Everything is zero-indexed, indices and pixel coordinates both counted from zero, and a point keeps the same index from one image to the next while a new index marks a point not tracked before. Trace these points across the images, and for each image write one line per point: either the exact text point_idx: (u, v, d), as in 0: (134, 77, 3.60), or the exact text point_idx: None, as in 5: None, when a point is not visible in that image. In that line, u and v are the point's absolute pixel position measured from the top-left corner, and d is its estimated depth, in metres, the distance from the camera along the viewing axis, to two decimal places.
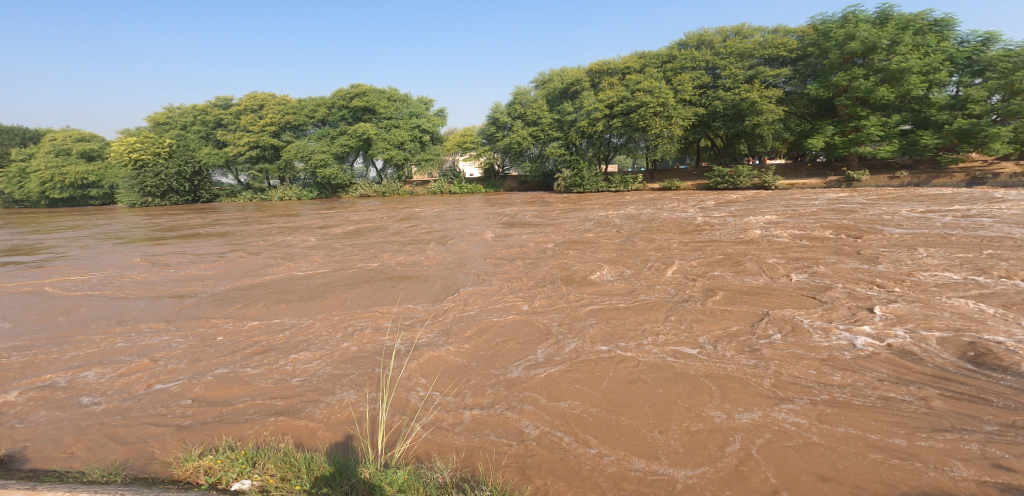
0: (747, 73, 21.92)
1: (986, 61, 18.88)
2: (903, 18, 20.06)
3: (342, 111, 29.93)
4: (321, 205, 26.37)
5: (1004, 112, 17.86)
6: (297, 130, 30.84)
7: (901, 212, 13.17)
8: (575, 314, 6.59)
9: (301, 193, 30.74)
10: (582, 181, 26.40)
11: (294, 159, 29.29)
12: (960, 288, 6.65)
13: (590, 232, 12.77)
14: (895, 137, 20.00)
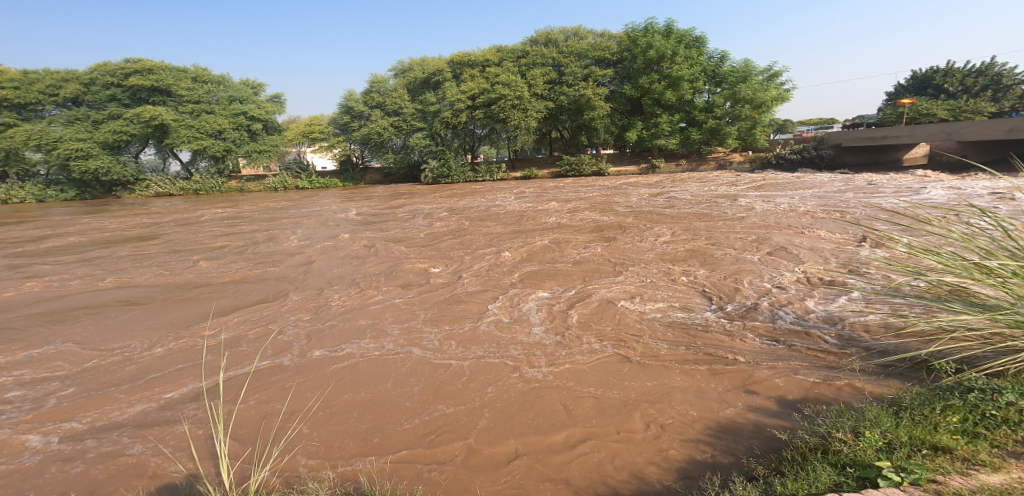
0: (583, 72, 23.06)
1: (721, 74, 22.75)
2: (679, 33, 22.91)
3: (110, 89, 22.02)
4: (67, 207, 19.75)
5: (733, 116, 22.26)
6: (24, 110, 21.70)
7: (699, 188, 15.41)
8: (408, 304, 5.97)
9: (43, 193, 21.94)
10: (449, 172, 24.23)
11: (21, 148, 20.69)
12: (733, 239, 8.00)
13: (446, 220, 12.20)
14: (677, 133, 23.26)
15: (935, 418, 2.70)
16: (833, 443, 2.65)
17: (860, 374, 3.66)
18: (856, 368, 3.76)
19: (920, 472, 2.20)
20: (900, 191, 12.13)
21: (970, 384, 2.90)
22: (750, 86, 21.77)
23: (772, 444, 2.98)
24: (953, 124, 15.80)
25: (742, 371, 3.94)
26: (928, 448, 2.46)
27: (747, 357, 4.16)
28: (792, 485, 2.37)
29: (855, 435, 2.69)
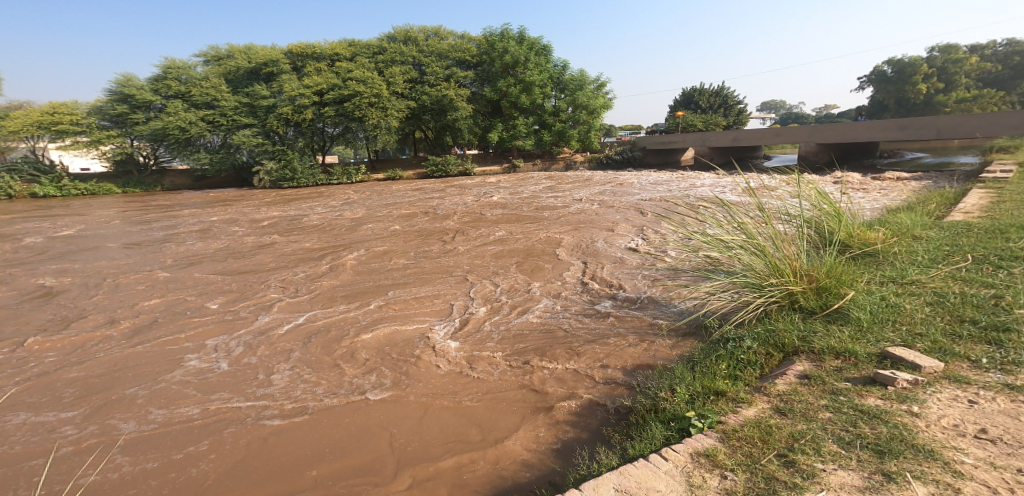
0: (445, 72, 23.02)
1: (565, 82, 24.65)
2: (532, 41, 24.18)
3: None
4: None
5: (574, 119, 24.45)
6: None
7: (548, 186, 16.60)
8: (250, 329, 5.18)
9: None
10: (293, 174, 21.68)
11: None
12: (590, 231, 8.83)
13: (308, 228, 11.21)
14: (531, 135, 24.63)
15: (712, 366, 3.46)
16: (660, 402, 3.18)
17: (674, 336, 4.39)
18: (667, 329, 4.54)
19: (715, 417, 2.85)
20: (704, 186, 14.71)
21: (726, 335, 3.80)
22: (587, 94, 24.27)
23: (619, 410, 3.43)
24: (704, 134, 20.94)
25: (593, 348, 4.35)
26: (714, 394, 3.17)
27: (597, 336, 4.61)
28: (640, 446, 2.79)
29: (671, 392, 3.29)
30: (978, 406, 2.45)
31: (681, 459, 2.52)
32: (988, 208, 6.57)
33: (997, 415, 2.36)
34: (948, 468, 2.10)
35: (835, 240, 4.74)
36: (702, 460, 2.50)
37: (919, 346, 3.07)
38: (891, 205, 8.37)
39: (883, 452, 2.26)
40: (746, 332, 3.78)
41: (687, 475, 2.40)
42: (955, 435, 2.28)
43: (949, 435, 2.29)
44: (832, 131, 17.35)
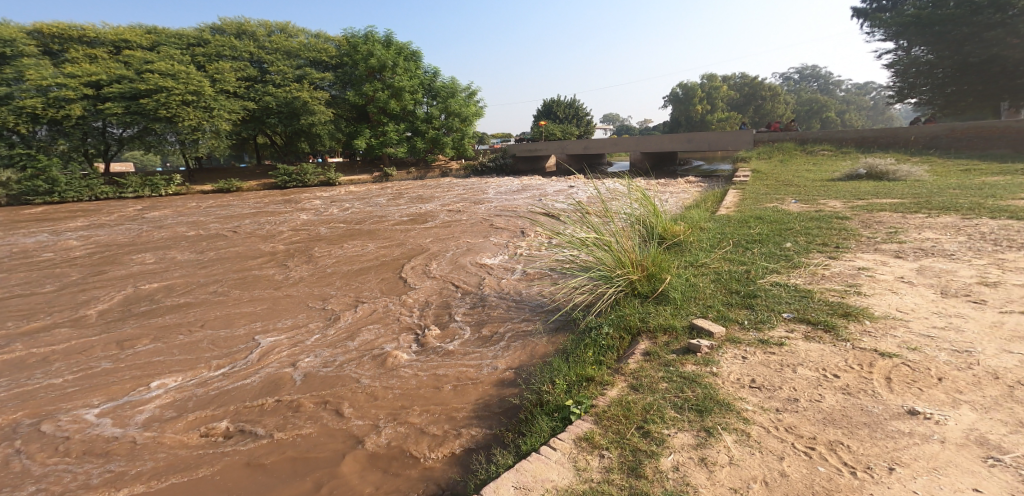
0: (296, 72, 21.21)
1: (437, 89, 24.71)
2: (399, 46, 23.85)
3: None
4: None
5: (447, 126, 24.63)
6: None
7: (417, 196, 16.43)
8: (38, 395, 3.92)
9: None
10: (54, 186, 16.49)
11: None
12: (462, 237, 9.13)
13: (131, 247, 9.38)
14: (404, 142, 24.09)
15: (582, 355, 3.88)
16: (543, 396, 3.39)
17: (550, 331, 4.70)
18: (544, 323, 4.91)
19: (589, 401, 3.17)
20: (566, 190, 16.04)
21: (587, 325, 4.38)
22: (457, 101, 24.76)
23: (508, 409, 3.54)
24: (563, 143, 22.56)
25: (480, 353, 4.44)
26: (585, 380, 3.50)
27: (482, 341, 4.69)
28: (531, 441, 2.94)
29: (552, 384, 3.54)
30: (749, 360, 3.42)
31: (566, 447, 2.77)
32: (741, 204, 8.53)
33: (758, 367, 3.31)
34: (739, 417, 2.82)
35: (657, 233, 5.81)
36: (583, 444, 2.78)
37: (710, 316, 4.20)
38: (687, 202, 10.26)
39: (701, 411, 2.90)
40: (603, 318, 4.47)
41: (573, 460, 2.66)
42: (739, 388, 3.11)
43: (735, 388, 3.12)
44: (659, 143, 20.22)
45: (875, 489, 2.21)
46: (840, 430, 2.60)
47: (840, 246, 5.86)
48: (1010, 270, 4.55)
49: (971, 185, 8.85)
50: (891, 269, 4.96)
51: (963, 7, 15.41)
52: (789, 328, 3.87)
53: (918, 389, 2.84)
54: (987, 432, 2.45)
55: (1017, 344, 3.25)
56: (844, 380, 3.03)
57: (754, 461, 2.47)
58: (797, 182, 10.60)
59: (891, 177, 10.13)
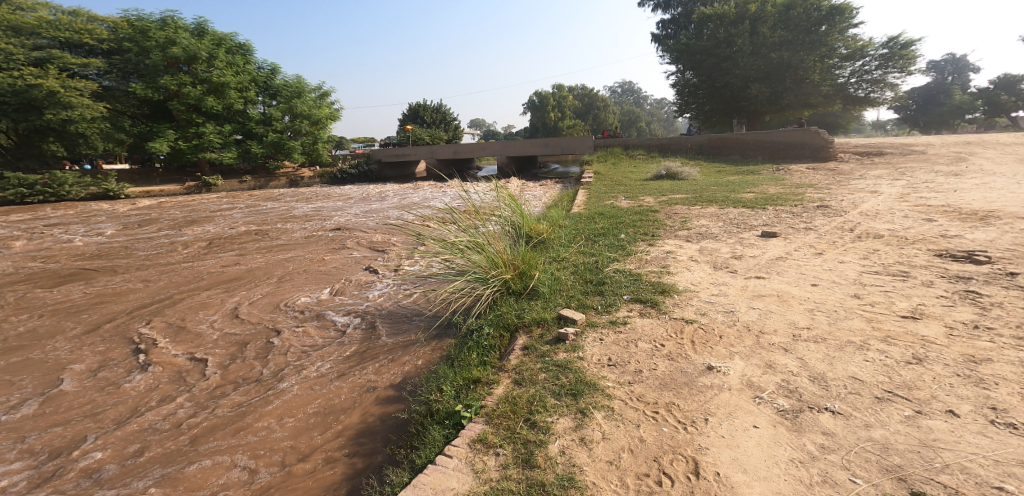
0: (33, 55, 15.98)
1: (275, 87, 22.25)
2: (216, 35, 20.74)
3: None
4: None
5: (294, 130, 22.45)
6: None
7: (247, 210, 14.54)
8: None
9: None
10: None
11: None
12: (313, 252, 8.46)
13: None
14: (231, 146, 21.25)
15: (466, 358, 3.91)
16: (432, 405, 3.32)
17: (431, 339, 4.62)
18: (426, 333, 4.78)
19: (478, 402, 3.20)
20: (421, 197, 15.94)
21: (467, 328, 4.42)
22: (307, 102, 22.92)
23: (394, 426, 3.38)
24: (432, 147, 22.30)
25: (356, 371, 4.18)
26: (472, 383, 3.53)
27: (354, 357, 4.43)
28: (425, 453, 2.87)
29: (440, 392, 3.48)
30: (605, 341, 3.89)
31: (462, 452, 2.77)
32: (588, 203, 9.40)
33: (612, 347, 3.79)
34: (605, 394, 3.18)
35: (524, 233, 6.12)
36: (477, 445, 2.82)
37: (573, 305, 4.63)
38: (546, 203, 10.91)
39: (575, 395, 3.18)
40: (482, 320, 4.55)
41: (470, 464, 2.68)
42: (600, 367, 3.52)
43: (598, 368, 3.51)
44: (522, 146, 21.31)
45: (702, 438, 2.69)
46: (672, 392, 3.13)
47: (653, 235, 6.94)
48: (746, 247, 6.11)
49: (729, 182, 11.29)
50: (684, 251, 6.15)
51: (713, 41, 18.95)
52: (628, 308, 4.52)
53: (711, 348, 3.62)
54: (752, 376, 3.19)
55: (753, 301, 4.42)
56: (668, 348, 3.68)
57: (621, 432, 2.81)
58: (622, 182, 12.14)
59: (685, 176, 12.30)
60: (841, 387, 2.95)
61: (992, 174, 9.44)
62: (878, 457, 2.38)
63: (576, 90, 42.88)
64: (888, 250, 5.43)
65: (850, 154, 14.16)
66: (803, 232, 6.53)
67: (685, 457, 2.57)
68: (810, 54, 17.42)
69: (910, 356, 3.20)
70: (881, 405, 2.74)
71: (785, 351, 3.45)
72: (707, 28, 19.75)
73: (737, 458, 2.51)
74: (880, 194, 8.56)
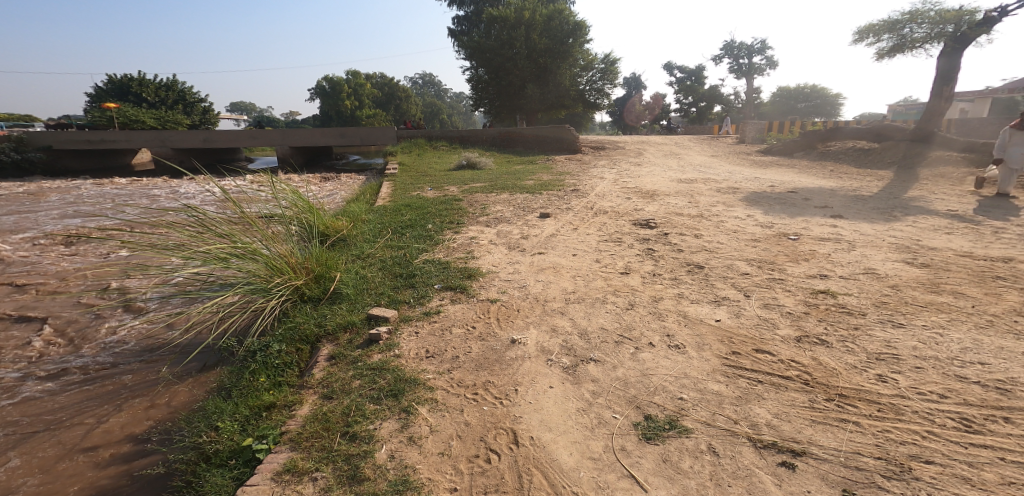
0: None
1: None
2: None
3: None
4: None
5: None
6: None
7: None
8: None
9: None
10: None
11: None
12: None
13: None
14: None
15: (254, 382, 3.41)
16: (210, 447, 2.80)
17: (200, 370, 3.83)
18: (185, 366, 3.91)
19: (276, 430, 2.83)
20: (178, 195, 13.05)
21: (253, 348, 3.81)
22: None
23: (157, 484, 2.72)
24: (162, 133, 18.17)
25: (84, 433, 3.22)
26: (266, 409, 3.10)
27: (74, 420, 3.36)
28: None
29: (217, 430, 2.93)
30: (421, 333, 3.89)
31: (267, 489, 2.42)
32: (394, 195, 9.17)
33: (428, 338, 3.81)
34: (426, 387, 3.18)
35: (318, 232, 5.61)
36: (287, 476, 2.50)
37: (383, 303, 4.46)
38: (347, 196, 10.14)
39: (397, 395, 3.10)
40: (272, 335, 3.98)
41: None
42: (419, 361, 3.50)
43: (416, 362, 3.49)
44: (308, 137, 19.26)
45: (514, 410, 2.92)
46: (486, 371, 3.33)
47: (458, 222, 7.18)
48: (530, 227, 6.82)
49: (515, 171, 12.39)
50: (485, 235, 6.55)
51: (499, 41, 20.23)
52: (440, 297, 4.59)
53: (512, 322, 3.98)
54: (543, 342, 3.62)
55: (537, 274, 4.99)
56: (478, 329, 3.90)
57: (447, 421, 2.86)
58: (427, 173, 12.12)
59: (483, 165, 13.05)
60: (597, 337, 3.60)
61: (653, 164, 12.64)
62: (623, 392, 2.94)
63: (376, 78, 41.56)
64: (610, 223, 6.77)
65: (587, 148, 17.14)
66: (566, 211, 7.65)
67: (505, 430, 2.76)
68: (563, 63, 20.79)
69: (627, 303, 4.08)
70: (618, 346, 3.44)
71: (562, 315, 4.02)
72: (494, 28, 20.86)
73: (544, 420, 2.81)
74: (604, 179, 10.54)
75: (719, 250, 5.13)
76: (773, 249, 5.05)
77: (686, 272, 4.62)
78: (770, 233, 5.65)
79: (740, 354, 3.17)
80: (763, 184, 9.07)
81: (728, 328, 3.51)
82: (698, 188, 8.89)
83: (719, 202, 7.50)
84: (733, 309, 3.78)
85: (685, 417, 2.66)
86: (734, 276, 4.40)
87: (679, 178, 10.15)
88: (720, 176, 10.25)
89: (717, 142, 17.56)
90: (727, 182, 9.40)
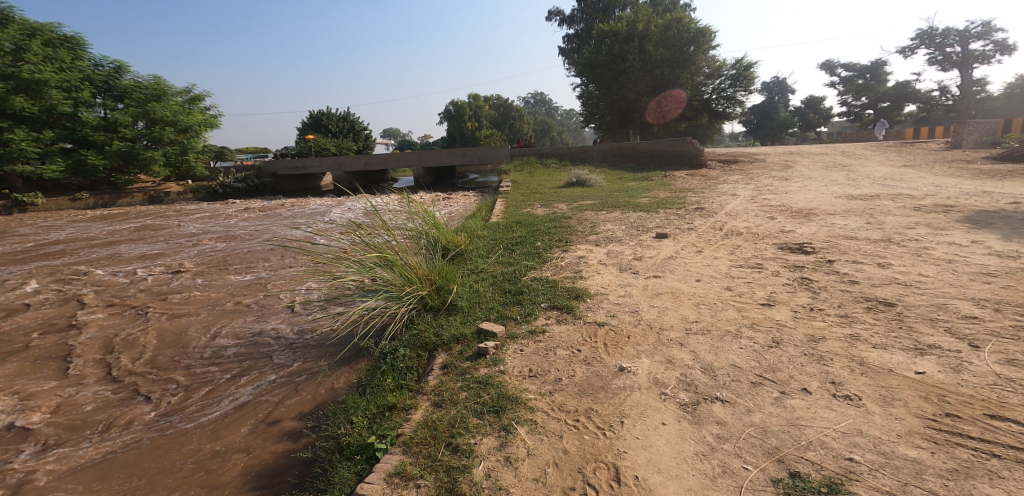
0: None
1: (121, 88, 17.43)
2: (26, 24, 15.51)
3: None
4: None
5: (151, 138, 17.95)
6: None
7: (103, 230, 12.54)
8: None
9: None
10: None
11: None
12: (212, 272, 7.65)
13: None
14: (57, 156, 16.20)
15: (380, 383, 3.63)
16: (341, 438, 3.01)
17: (341, 364, 4.23)
18: (333, 359, 4.32)
19: (393, 432, 2.94)
20: (329, 213, 15.03)
21: (382, 351, 4.11)
22: (168, 105, 18.44)
23: (297, 466, 3.00)
24: (340, 159, 21.03)
25: (256, 409, 3.67)
26: (387, 409, 3.26)
27: (246, 393, 3.92)
28: None
29: (350, 423, 3.16)
30: (526, 351, 3.81)
31: (376, 490, 2.50)
32: (506, 212, 9.41)
33: (532, 357, 3.71)
34: (527, 407, 3.08)
35: (439, 246, 5.91)
36: (396, 479, 2.56)
37: (493, 317, 4.50)
38: (464, 213, 10.65)
39: (498, 411, 3.04)
40: (397, 341, 4.25)
41: None
42: (522, 379, 3.42)
43: (519, 380, 3.41)
44: (438, 157, 20.84)
45: (620, 444, 2.67)
46: (590, 398, 3.12)
47: (567, 240, 7.06)
48: (644, 248, 6.45)
49: (628, 188, 11.95)
50: (595, 255, 6.34)
51: (611, 55, 20.05)
52: (546, 316, 4.48)
53: (621, 349, 3.70)
54: (657, 373, 3.30)
55: (652, 299, 4.63)
56: (584, 353, 3.69)
57: (545, 446, 2.71)
58: (537, 190, 12.25)
59: (594, 183, 12.81)
60: (726, 375, 3.16)
61: (807, 179, 11.17)
62: (760, 441, 2.52)
63: (494, 100, 43.82)
64: (745, 246, 6.07)
65: (714, 162, 15.86)
66: (688, 232, 7.07)
67: (607, 464, 2.52)
68: (684, 71, 19.81)
69: (769, 340, 3.53)
70: (756, 388, 2.97)
71: (680, 346, 3.63)
72: (605, 43, 20.67)
73: (653, 458, 2.52)
74: (737, 196, 9.59)
75: (919, 284, 4.22)
76: (1017, 288, 3.95)
77: (862, 309, 3.88)
78: (1010, 266, 4.47)
79: (960, 418, 2.51)
80: (994, 201, 7.30)
81: (935, 383, 2.81)
82: (884, 206, 7.60)
83: (919, 224, 6.27)
84: (944, 361, 3.02)
85: (855, 483, 2.16)
86: (948, 320, 3.53)
87: (850, 194, 8.82)
88: (916, 191, 8.62)
89: (911, 150, 14.80)
90: (930, 199, 7.83)
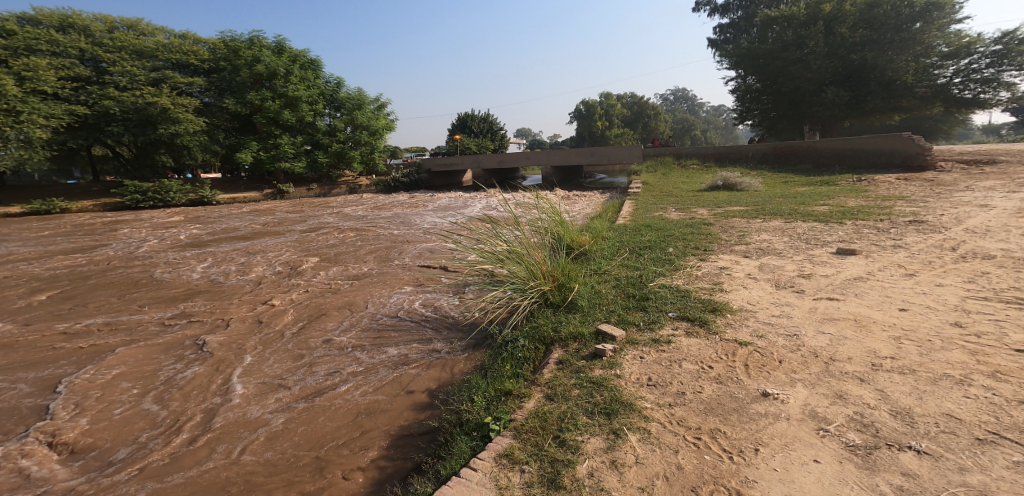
0: (151, 75, 16.01)
1: (340, 100, 21.25)
2: (293, 53, 19.90)
3: None
4: None
5: (353, 140, 21.54)
6: None
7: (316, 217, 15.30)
8: None
9: None
10: None
11: None
12: (376, 256, 8.98)
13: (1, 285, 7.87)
14: (303, 157, 20.37)
15: (500, 369, 3.90)
16: (463, 414, 3.34)
17: (469, 348, 4.63)
18: (461, 343, 4.77)
19: (507, 416, 3.16)
20: (469, 207, 16.25)
21: (504, 339, 4.40)
22: (367, 113, 21.89)
23: (427, 432, 3.42)
24: (478, 158, 22.68)
25: (399, 376, 4.26)
26: (503, 395, 3.50)
27: (393, 362, 4.56)
28: (450, 464, 2.86)
29: (472, 402, 3.48)
30: (646, 359, 3.71)
31: (487, 466, 2.72)
32: (635, 214, 9.09)
33: (652, 366, 3.60)
34: (640, 415, 3.01)
35: (564, 243, 6.01)
36: (504, 460, 2.76)
37: (613, 320, 4.46)
38: (590, 213, 10.62)
39: (609, 414, 3.04)
40: (519, 331, 4.50)
41: (494, 479, 2.61)
42: (638, 386, 3.35)
43: (636, 387, 3.35)
44: (565, 157, 20.96)
45: (747, 471, 2.47)
46: (717, 418, 2.92)
47: (705, 248, 6.60)
48: (816, 265, 5.66)
49: (796, 194, 10.56)
50: (741, 267, 5.79)
51: (781, 43, 17.92)
52: (674, 326, 4.29)
53: (767, 372, 3.34)
54: (816, 406, 2.90)
55: (821, 324, 4.05)
56: (716, 371, 3.45)
57: (655, 457, 2.64)
58: (674, 193, 11.63)
59: (745, 186, 11.63)
60: (927, 424, 2.61)
61: None
62: None
63: (626, 100, 42.27)
64: (1000, 273, 4.78)
65: (947, 163, 12.74)
66: (896, 251, 5.93)
67: (727, 490, 2.37)
68: (899, 54, 16.29)
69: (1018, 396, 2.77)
70: (979, 448, 2.39)
71: (860, 381, 3.10)
72: (772, 31, 18.74)
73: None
74: (992, 209, 7.62)
75: None
76: None
77: None
78: None
79: None
80: None
81: None
82: None
83: None
84: None
85: None
86: None
87: None
88: None
89: None
90: None
